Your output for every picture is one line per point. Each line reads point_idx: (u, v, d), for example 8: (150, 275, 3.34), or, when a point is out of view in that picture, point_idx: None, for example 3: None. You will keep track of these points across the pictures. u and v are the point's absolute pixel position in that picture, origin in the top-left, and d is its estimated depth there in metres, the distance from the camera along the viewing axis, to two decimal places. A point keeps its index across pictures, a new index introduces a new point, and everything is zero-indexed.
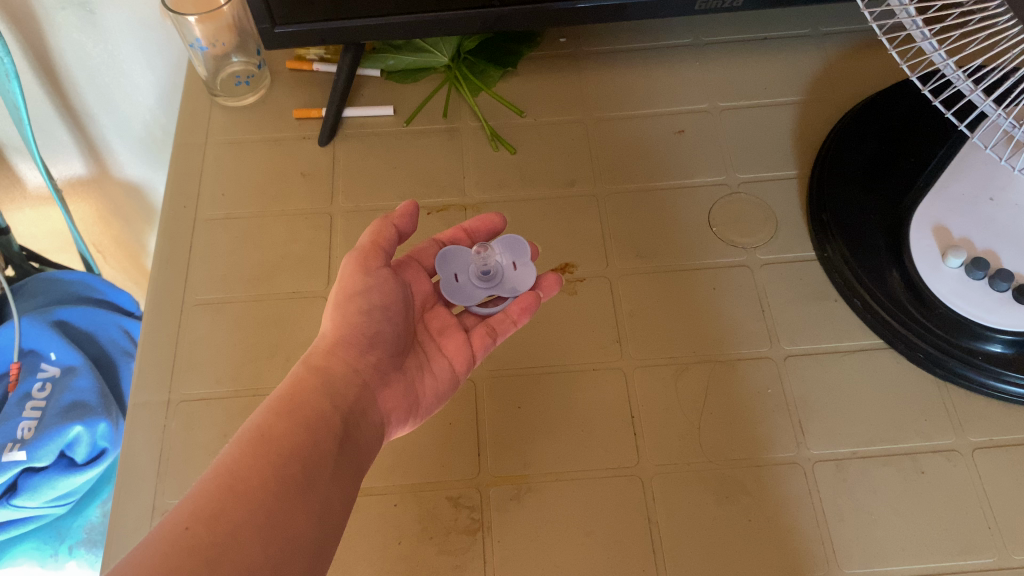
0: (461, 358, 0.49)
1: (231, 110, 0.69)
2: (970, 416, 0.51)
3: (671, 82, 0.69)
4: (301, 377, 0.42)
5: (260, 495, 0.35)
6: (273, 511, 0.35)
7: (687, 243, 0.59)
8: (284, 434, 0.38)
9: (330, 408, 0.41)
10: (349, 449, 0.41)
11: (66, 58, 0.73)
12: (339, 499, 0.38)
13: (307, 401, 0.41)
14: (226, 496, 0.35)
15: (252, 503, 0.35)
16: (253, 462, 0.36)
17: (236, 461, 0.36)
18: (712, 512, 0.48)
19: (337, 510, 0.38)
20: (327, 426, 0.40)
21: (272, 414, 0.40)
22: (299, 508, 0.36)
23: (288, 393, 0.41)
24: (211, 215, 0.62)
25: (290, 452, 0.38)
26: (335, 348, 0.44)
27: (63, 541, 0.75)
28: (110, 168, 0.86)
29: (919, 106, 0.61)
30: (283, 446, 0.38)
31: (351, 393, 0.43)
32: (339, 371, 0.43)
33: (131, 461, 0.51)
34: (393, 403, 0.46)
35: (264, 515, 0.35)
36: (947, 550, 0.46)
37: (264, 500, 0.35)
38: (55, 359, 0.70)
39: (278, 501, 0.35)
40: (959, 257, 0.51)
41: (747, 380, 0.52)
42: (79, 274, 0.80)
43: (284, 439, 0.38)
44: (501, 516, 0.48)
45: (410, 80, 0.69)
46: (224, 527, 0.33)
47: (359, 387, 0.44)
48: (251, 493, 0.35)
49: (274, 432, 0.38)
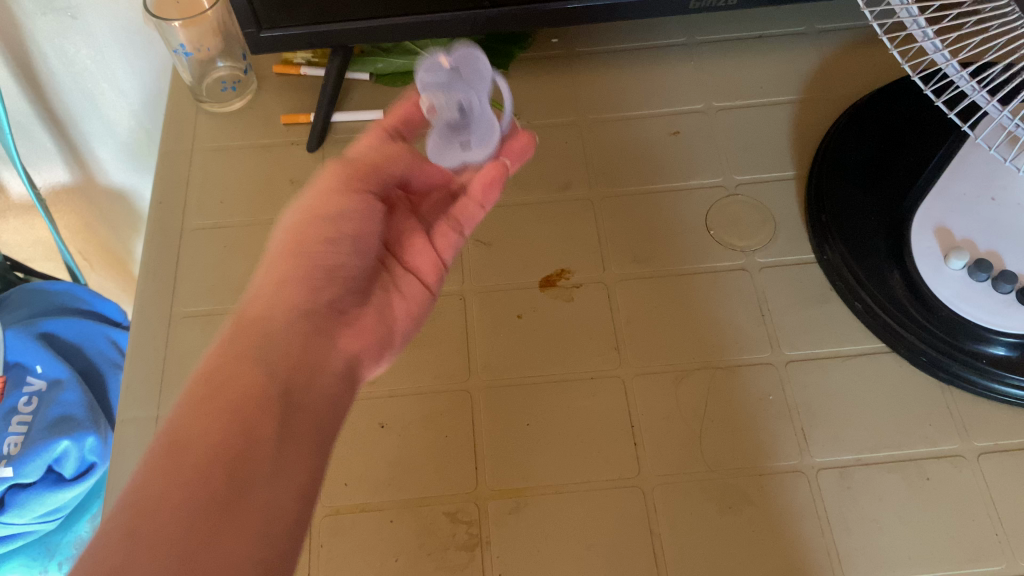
0: (414, 287, 0.52)
1: (218, 116, 0.67)
2: (975, 421, 0.50)
3: (664, 83, 0.68)
4: (234, 336, 0.41)
5: (180, 503, 0.33)
6: (200, 514, 0.33)
7: (684, 247, 0.58)
8: (205, 421, 0.36)
9: (263, 371, 0.39)
10: (296, 407, 0.39)
11: (47, 64, 0.71)
12: (289, 499, 0.36)
13: (233, 378, 0.38)
14: (146, 507, 0.32)
15: (170, 517, 0.32)
16: (166, 468, 0.34)
17: (154, 466, 0.34)
18: (715, 522, 0.47)
19: (290, 509, 0.36)
20: (263, 391, 0.38)
21: (191, 400, 0.37)
22: (230, 522, 0.33)
23: (211, 369, 0.39)
24: (199, 224, 0.61)
25: (217, 440, 0.35)
26: (272, 295, 0.43)
27: (51, 558, 0.73)
28: (94, 174, 0.84)
29: (918, 104, 0.60)
30: (207, 436, 0.35)
31: (289, 339, 0.42)
32: (284, 319, 0.42)
33: (118, 479, 0.49)
34: (359, 339, 0.46)
35: (187, 528, 0.32)
36: (954, 558, 0.45)
37: (186, 505, 0.33)
38: (41, 371, 0.68)
39: (204, 505, 0.33)
40: (962, 259, 0.50)
41: (748, 387, 0.51)
42: (65, 283, 0.78)
43: (207, 427, 0.36)
44: (501, 529, 0.47)
45: (400, 82, 0.67)
46: (144, 543, 0.31)
47: (298, 334, 0.42)
48: (171, 500, 0.33)
49: (196, 423, 0.36)
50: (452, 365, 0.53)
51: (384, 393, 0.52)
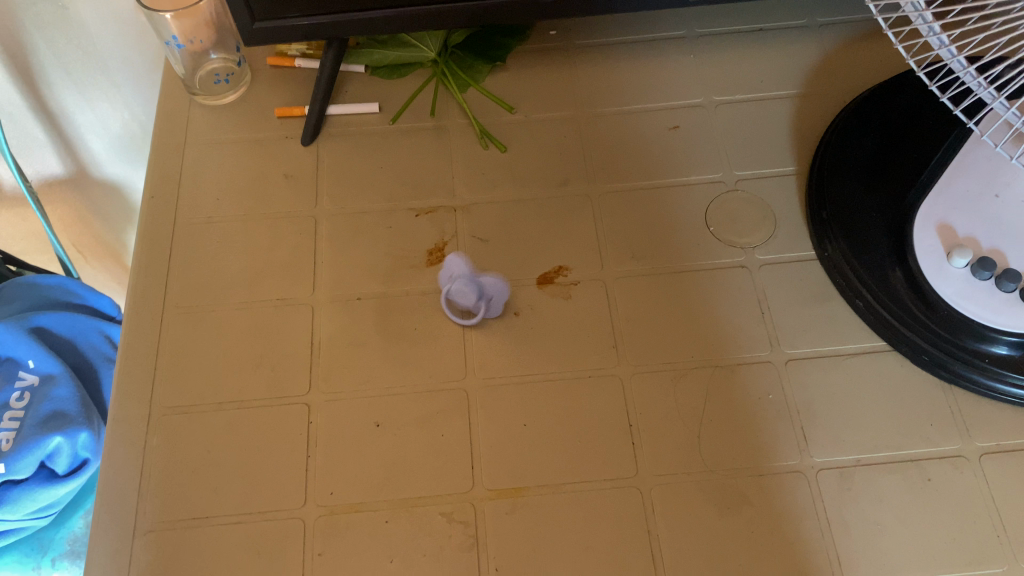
0: (367, 350, 0.53)
1: (210, 108, 0.66)
2: (977, 421, 0.49)
3: (664, 76, 0.67)
4: (195, 427, 0.51)
5: (213, 540, 0.47)
6: (221, 555, 0.46)
7: (683, 244, 0.57)
8: (200, 486, 0.49)
9: (245, 431, 0.50)
10: (271, 448, 0.50)
11: (37, 54, 0.70)
12: (275, 531, 0.47)
13: (216, 446, 0.50)
14: (207, 554, 0.46)
15: (201, 557, 0.46)
16: (189, 518, 0.48)
17: (184, 501, 0.48)
18: (714, 524, 0.46)
19: (268, 545, 0.46)
20: (244, 453, 0.49)
21: (184, 462, 0.49)
22: (244, 543, 0.47)
23: (195, 437, 0.50)
24: (192, 219, 0.60)
25: (218, 503, 0.48)
26: (221, 383, 0.52)
27: (45, 554, 0.73)
28: (86, 166, 0.82)
29: (921, 98, 0.60)
30: (215, 497, 0.48)
31: (259, 399, 0.51)
32: (233, 398, 0.52)
33: (109, 478, 0.49)
34: (310, 412, 0.51)
35: (227, 557, 0.46)
36: (955, 560, 0.45)
37: (217, 544, 0.47)
38: (32, 367, 0.68)
39: (228, 540, 0.47)
40: (964, 257, 0.50)
41: (747, 386, 0.51)
42: (58, 277, 0.77)
43: (202, 488, 0.48)
44: (497, 530, 0.46)
45: (395, 75, 0.67)
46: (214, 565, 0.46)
47: (259, 401, 0.51)
48: (202, 549, 0.47)
49: (196, 485, 0.49)
50: (448, 363, 0.52)
51: (379, 391, 0.51)
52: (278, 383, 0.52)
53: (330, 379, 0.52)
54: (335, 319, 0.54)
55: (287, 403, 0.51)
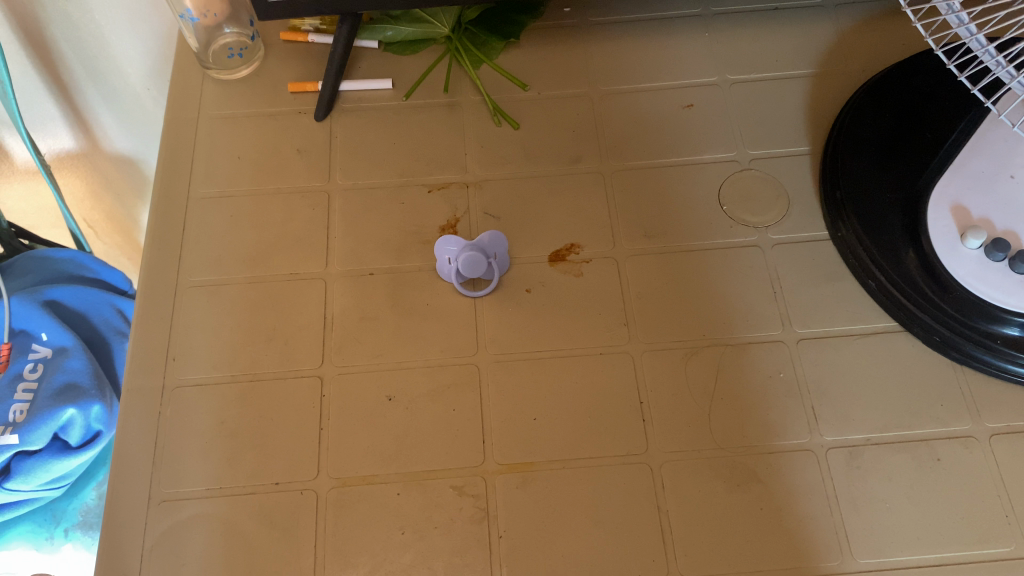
0: (379, 325, 0.53)
1: (223, 83, 0.66)
2: (988, 402, 0.49)
3: (678, 55, 0.66)
4: (210, 399, 0.51)
5: (229, 509, 0.48)
6: (236, 525, 0.47)
7: (696, 222, 0.57)
8: (216, 457, 0.49)
9: (258, 404, 0.51)
10: (286, 421, 0.50)
11: (50, 25, 0.70)
12: (290, 502, 0.47)
13: (230, 417, 0.50)
14: (222, 522, 0.47)
15: (218, 526, 0.47)
16: (205, 488, 0.48)
17: (201, 471, 0.49)
18: (722, 500, 0.47)
19: (281, 517, 0.47)
20: (259, 427, 0.50)
21: (199, 435, 0.50)
22: (259, 513, 0.47)
23: (210, 410, 0.51)
24: (205, 193, 0.60)
25: (234, 474, 0.49)
26: (235, 356, 0.53)
27: (58, 524, 0.75)
28: (99, 140, 0.83)
29: (939, 77, 0.59)
30: (230, 468, 0.49)
31: (273, 373, 0.52)
32: (249, 372, 0.52)
33: (125, 446, 0.50)
34: (323, 387, 0.51)
35: (241, 527, 0.47)
36: (962, 539, 0.45)
37: (233, 514, 0.47)
38: (46, 340, 0.69)
39: (244, 510, 0.47)
40: (979, 238, 0.49)
41: (758, 363, 0.51)
42: (70, 251, 0.78)
43: (218, 458, 0.49)
44: (507, 503, 0.47)
45: (409, 51, 0.66)
46: (231, 536, 0.47)
47: (274, 376, 0.52)
48: (217, 519, 0.47)
49: (212, 456, 0.49)
50: (459, 338, 0.52)
51: (390, 365, 0.52)
52: (291, 356, 0.52)
53: (342, 353, 0.52)
54: (347, 293, 0.55)
55: (300, 375, 0.52)
